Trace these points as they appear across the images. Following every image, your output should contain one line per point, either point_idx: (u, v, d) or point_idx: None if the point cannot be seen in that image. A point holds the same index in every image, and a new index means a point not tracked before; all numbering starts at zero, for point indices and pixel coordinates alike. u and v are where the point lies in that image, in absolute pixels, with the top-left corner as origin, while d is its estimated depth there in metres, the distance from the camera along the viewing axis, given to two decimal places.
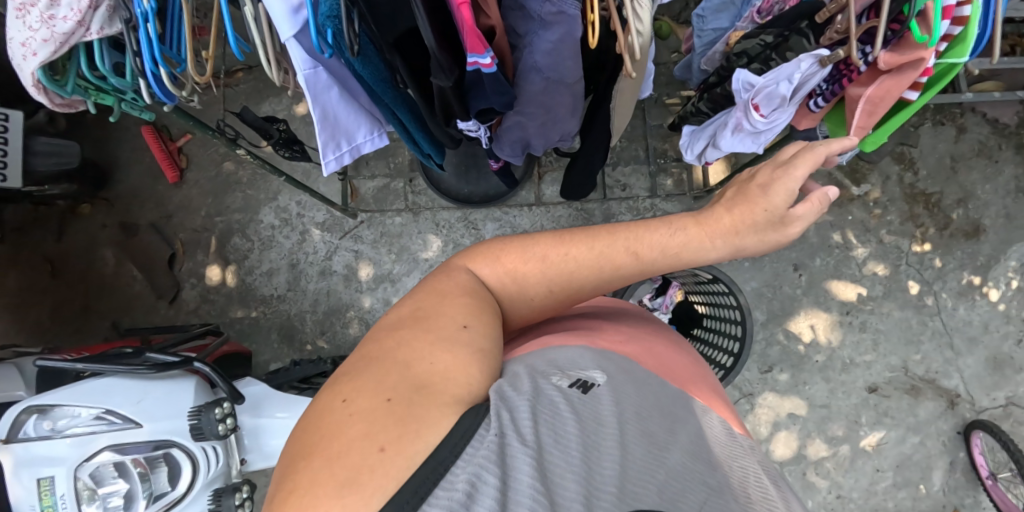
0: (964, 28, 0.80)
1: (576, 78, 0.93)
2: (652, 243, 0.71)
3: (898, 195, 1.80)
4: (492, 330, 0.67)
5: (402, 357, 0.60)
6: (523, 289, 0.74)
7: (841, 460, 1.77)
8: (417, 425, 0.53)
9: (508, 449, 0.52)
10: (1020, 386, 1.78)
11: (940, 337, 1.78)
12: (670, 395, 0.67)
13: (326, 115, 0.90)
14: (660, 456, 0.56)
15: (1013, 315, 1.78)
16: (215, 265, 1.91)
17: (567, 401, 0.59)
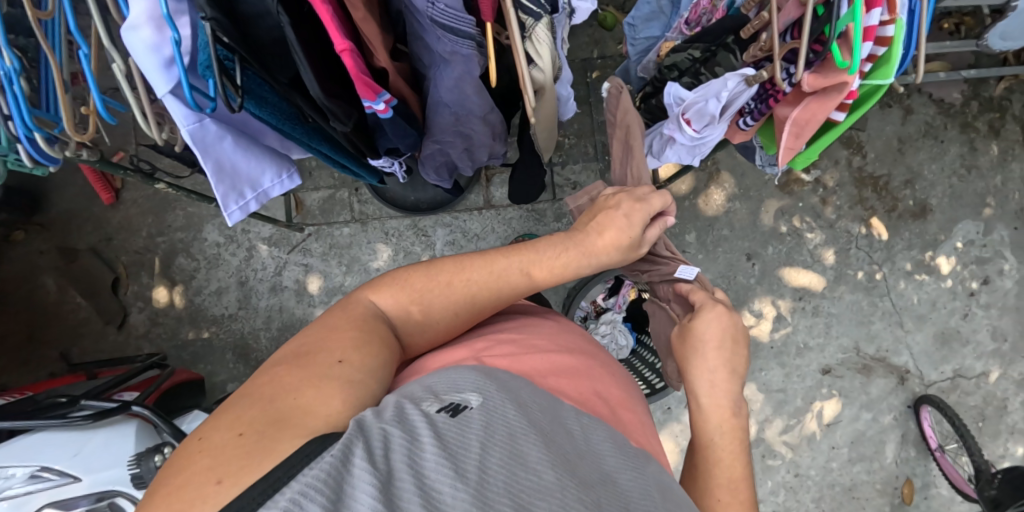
0: (887, 49, 0.76)
1: (487, 110, 0.85)
2: (541, 259, 0.86)
3: (847, 179, 1.81)
4: (373, 365, 0.69)
5: (271, 392, 0.61)
6: (425, 313, 0.81)
7: (798, 440, 1.82)
8: (259, 457, 0.52)
9: (347, 472, 0.49)
10: (965, 358, 1.84)
11: (890, 316, 1.82)
12: (545, 420, 0.66)
13: (221, 166, 0.83)
14: (516, 481, 0.54)
15: (960, 291, 1.82)
16: (161, 286, 1.86)
17: (429, 423, 0.57)
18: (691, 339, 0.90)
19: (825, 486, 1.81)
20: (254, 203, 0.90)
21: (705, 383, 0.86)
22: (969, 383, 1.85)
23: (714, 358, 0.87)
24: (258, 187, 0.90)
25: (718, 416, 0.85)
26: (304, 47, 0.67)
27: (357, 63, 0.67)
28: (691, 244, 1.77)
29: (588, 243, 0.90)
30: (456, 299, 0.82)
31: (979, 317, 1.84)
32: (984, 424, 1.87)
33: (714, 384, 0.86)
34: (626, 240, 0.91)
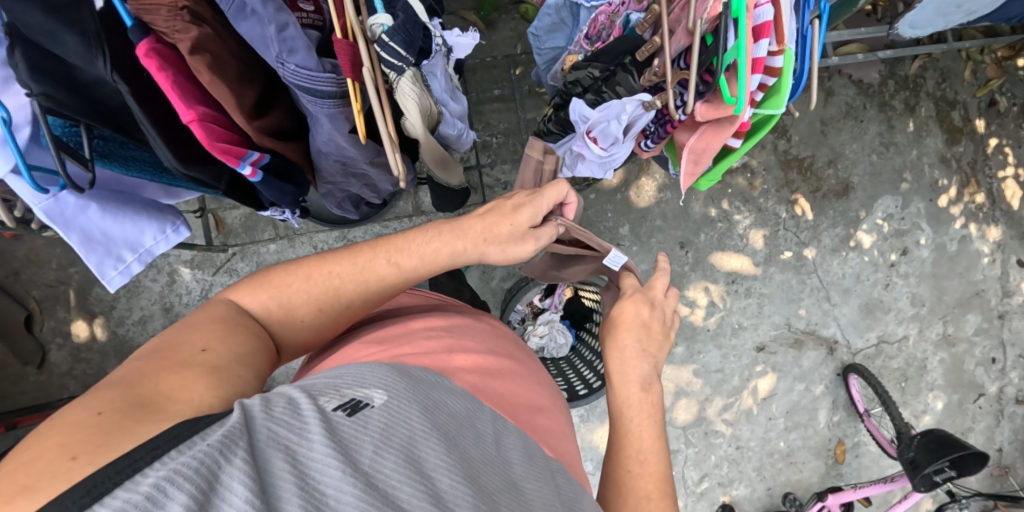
0: (777, 79, 0.72)
1: (375, 154, 0.78)
2: (408, 250, 0.79)
3: (774, 163, 1.84)
4: (239, 353, 0.66)
5: (128, 381, 0.57)
6: (294, 311, 0.76)
7: (738, 415, 1.89)
8: (118, 438, 0.48)
9: (221, 467, 0.43)
10: (888, 325, 1.95)
11: (818, 292, 1.89)
12: (451, 423, 0.59)
13: (90, 233, 0.75)
14: (409, 493, 0.48)
15: (881, 262, 1.92)
16: (80, 320, 1.76)
17: (323, 419, 0.51)
18: (609, 324, 0.84)
19: (764, 456, 1.90)
20: (140, 263, 0.82)
21: (621, 376, 0.81)
22: (892, 347, 1.97)
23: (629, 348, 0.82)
24: (141, 247, 0.81)
25: (634, 408, 0.79)
26: (149, 115, 0.61)
27: (211, 131, 0.61)
28: (625, 237, 1.78)
29: (459, 232, 0.82)
30: (321, 294, 0.76)
31: (899, 286, 1.95)
32: (907, 384, 1.99)
33: (630, 374, 0.81)
34: (503, 232, 0.83)
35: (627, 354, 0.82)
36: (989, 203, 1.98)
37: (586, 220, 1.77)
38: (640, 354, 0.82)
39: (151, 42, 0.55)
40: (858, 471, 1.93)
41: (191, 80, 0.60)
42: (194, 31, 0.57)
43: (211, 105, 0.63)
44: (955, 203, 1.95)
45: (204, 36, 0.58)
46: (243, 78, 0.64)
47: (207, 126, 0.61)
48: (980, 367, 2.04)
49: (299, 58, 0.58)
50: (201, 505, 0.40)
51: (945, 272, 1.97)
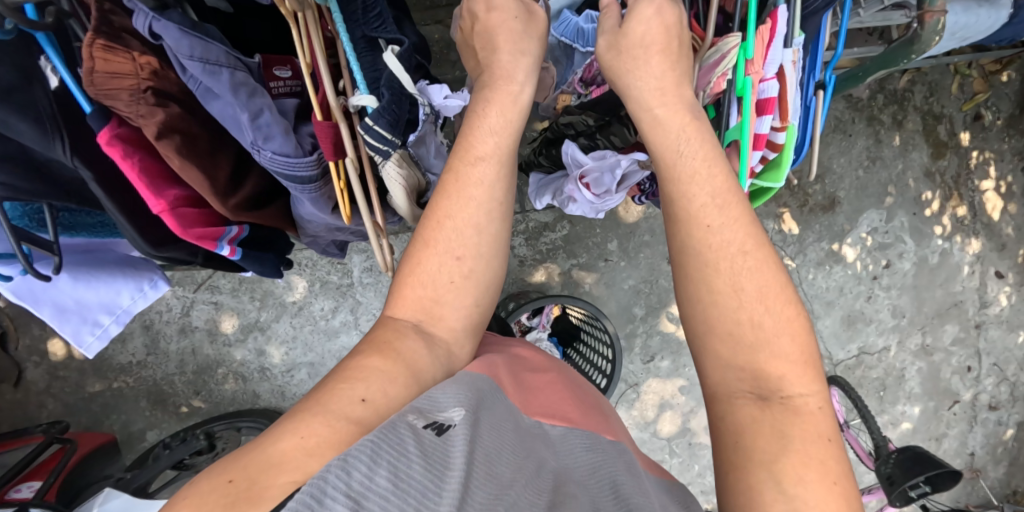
0: (777, 155, 0.71)
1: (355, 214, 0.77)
2: (472, 214, 0.78)
3: None
4: (395, 405, 0.68)
5: (269, 438, 0.60)
6: (437, 314, 0.78)
7: None
8: (256, 494, 0.53)
9: (338, 485, 0.49)
10: (869, 336, 1.98)
11: (802, 305, 1.91)
12: (521, 444, 0.64)
13: (62, 300, 0.76)
14: (491, 499, 0.54)
15: (864, 275, 1.94)
16: (57, 338, 1.71)
17: (416, 437, 0.56)
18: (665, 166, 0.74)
19: None
20: (119, 324, 0.81)
21: (696, 225, 0.71)
22: (872, 358, 2.00)
23: (699, 190, 0.71)
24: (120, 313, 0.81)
25: (722, 239, 0.70)
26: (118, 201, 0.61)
27: (183, 217, 0.61)
28: (613, 252, 1.76)
29: (505, 166, 0.81)
30: (438, 286, 0.79)
31: (881, 298, 1.97)
32: (885, 393, 2.04)
33: (704, 211, 0.71)
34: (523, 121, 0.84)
35: (684, 136, 0.74)
36: (970, 215, 2.02)
37: (574, 236, 1.74)
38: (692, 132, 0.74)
39: (113, 130, 0.54)
40: None
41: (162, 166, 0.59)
42: (159, 113, 0.54)
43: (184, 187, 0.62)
44: (938, 216, 1.98)
45: (171, 116, 0.56)
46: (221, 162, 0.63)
47: (177, 209, 0.60)
48: (955, 375, 2.09)
49: (276, 143, 0.59)
50: None
51: (925, 284, 2.00)
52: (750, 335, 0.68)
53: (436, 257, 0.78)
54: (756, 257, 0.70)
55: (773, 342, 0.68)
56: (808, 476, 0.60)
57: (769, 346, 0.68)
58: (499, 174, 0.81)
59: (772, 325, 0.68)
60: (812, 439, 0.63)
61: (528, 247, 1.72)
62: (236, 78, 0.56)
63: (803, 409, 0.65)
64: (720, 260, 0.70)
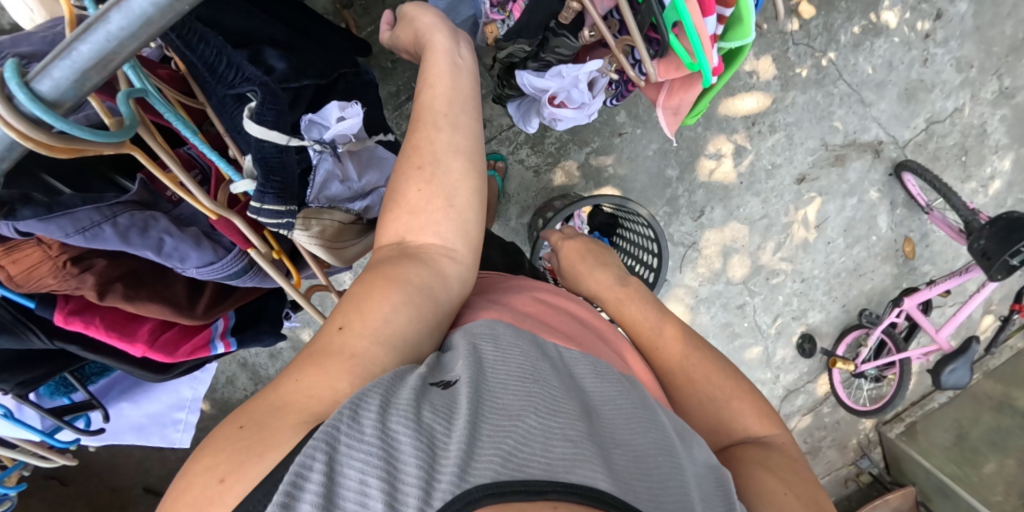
0: (733, 10, 0.78)
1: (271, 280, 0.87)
2: (431, 121, 0.78)
3: None
4: (379, 318, 0.64)
5: (270, 387, 0.59)
6: (421, 220, 0.75)
7: (795, 253, 1.85)
8: (261, 448, 0.52)
9: (339, 451, 0.49)
10: (935, 104, 1.77)
11: (848, 98, 1.70)
12: (540, 366, 0.62)
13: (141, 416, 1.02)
14: (505, 432, 0.52)
15: (914, 39, 1.68)
16: None
17: (422, 396, 0.55)
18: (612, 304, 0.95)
19: (832, 278, 1.91)
20: (192, 411, 1.06)
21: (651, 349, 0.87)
22: (944, 125, 1.81)
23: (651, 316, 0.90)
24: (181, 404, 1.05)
25: (672, 351, 0.85)
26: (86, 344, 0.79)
27: (166, 350, 0.82)
28: (626, 123, 1.56)
29: None
30: (421, 186, 0.75)
31: (939, 57, 1.72)
32: (967, 157, 1.86)
33: (665, 343, 0.86)
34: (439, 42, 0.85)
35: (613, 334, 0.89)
36: None
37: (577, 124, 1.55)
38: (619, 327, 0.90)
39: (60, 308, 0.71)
40: (931, 259, 1.95)
41: (132, 317, 0.78)
42: (83, 277, 0.68)
43: (154, 319, 0.82)
44: None
45: (94, 275, 0.69)
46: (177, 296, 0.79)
47: (154, 343, 0.80)
48: None
49: (191, 260, 0.74)
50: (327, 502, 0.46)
51: (988, 19, 1.72)
52: (700, 383, 0.82)
53: (405, 217, 0.75)
54: (689, 355, 0.84)
55: (690, 350, 0.85)
56: (781, 466, 0.72)
57: (726, 406, 0.80)
58: (444, 126, 0.78)
59: (700, 374, 0.83)
60: (790, 458, 0.75)
61: (540, 156, 1.58)
62: (122, 229, 0.67)
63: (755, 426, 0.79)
64: (676, 367, 0.84)
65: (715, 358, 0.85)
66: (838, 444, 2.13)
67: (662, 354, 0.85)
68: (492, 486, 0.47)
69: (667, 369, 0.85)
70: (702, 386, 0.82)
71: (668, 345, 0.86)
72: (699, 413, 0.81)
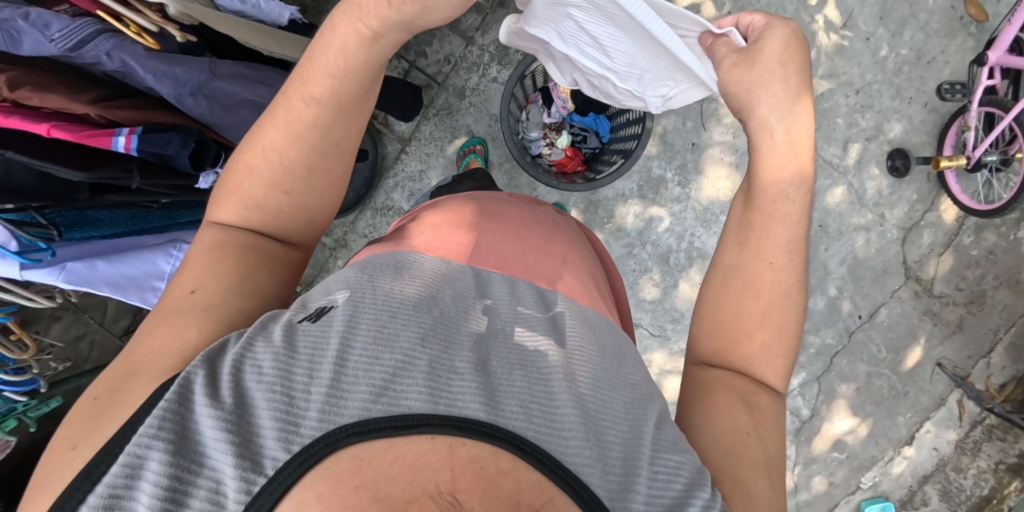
0: None
1: (203, 70, 0.85)
2: (301, 127, 0.69)
3: None
4: (227, 289, 0.66)
5: (129, 346, 0.61)
6: (261, 200, 0.70)
7: (832, 64, 1.66)
8: (113, 409, 0.54)
9: (195, 405, 0.51)
10: None
11: None
12: (430, 289, 0.64)
13: (118, 284, 0.96)
14: (379, 349, 0.54)
15: None
16: None
17: (285, 331, 0.57)
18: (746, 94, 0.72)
19: (894, 77, 1.65)
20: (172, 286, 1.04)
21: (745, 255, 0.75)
22: None
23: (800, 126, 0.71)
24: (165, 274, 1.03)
25: (768, 265, 0.74)
26: (28, 151, 0.74)
27: (70, 129, 0.76)
28: None
29: None
30: (274, 175, 0.69)
31: None
32: None
33: (748, 250, 0.75)
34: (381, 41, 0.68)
35: (735, 243, 0.76)
36: None
37: None
38: (769, 237, 0.74)
39: None
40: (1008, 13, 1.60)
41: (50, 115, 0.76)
42: (7, 70, 0.74)
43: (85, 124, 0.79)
44: None
45: (18, 74, 0.75)
46: (72, 89, 0.79)
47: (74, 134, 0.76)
48: None
49: (56, 26, 0.72)
50: (177, 452, 0.49)
51: None
52: (748, 288, 0.74)
53: (242, 183, 0.70)
54: (784, 286, 0.73)
55: (755, 288, 0.74)
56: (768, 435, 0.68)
57: (756, 337, 0.73)
58: (296, 135, 0.69)
59: (762, 354, 0.73)
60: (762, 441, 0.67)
61: (509, 68, 1.70)
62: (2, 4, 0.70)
63: (787, 271, 0.73)
64: (750, 302, 0.74)
65: (790, 344, 0.74)
66: (1006, 278, 1.74)
67: (743, 264, 0.75)
68: (360, 425, 0.49)
69: (774, 300, 0.73)
70: (732, 282, 0.75)
71: (731, 282, 0.75)
72: (721, 299, 0.75)
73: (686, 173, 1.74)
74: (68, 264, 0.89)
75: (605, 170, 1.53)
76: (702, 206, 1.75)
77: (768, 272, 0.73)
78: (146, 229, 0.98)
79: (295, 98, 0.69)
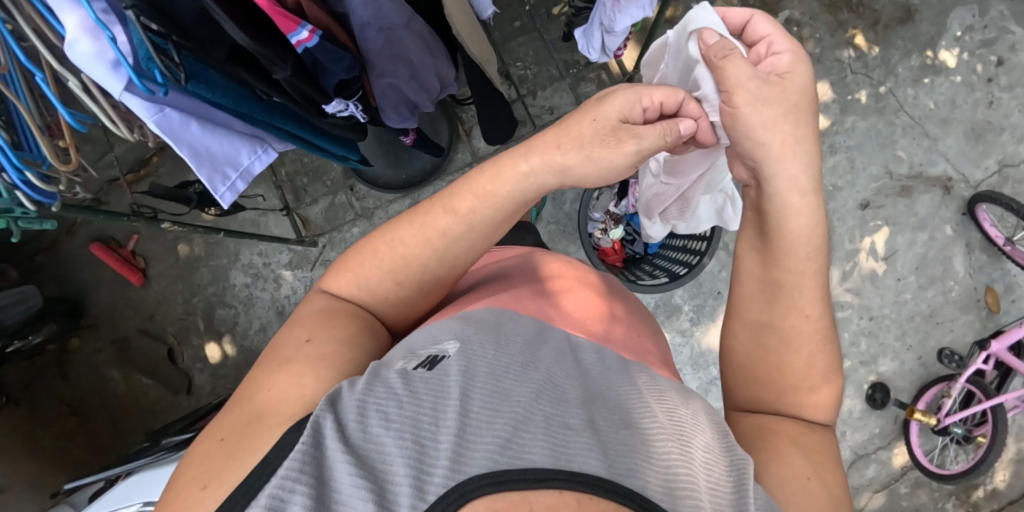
0: None
1: (409, 18, 0.85)
2: (460, 201, 0.69)
3: (820, 9, 1.75)
4: (345, 342, 0.62)
5: (244, 392, 0.56)
6: (388, 275, 0.71)
7: (863, 284, 1.76)
8: (242, 450, 0.48)
9: (325, 452, 0.43)
10: (1006, 146, 1.73)
11: (912, 131, 1.74)
12: (529, 344, 0.56)
13: (193, 150, 0.91)
14: (495, 402, 0.46)
15: (975, 80, 1.73)
16: (211, 341, 1.95)
17: (399, 378, 0.49)
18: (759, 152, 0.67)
19: (906, 322, 1.75)
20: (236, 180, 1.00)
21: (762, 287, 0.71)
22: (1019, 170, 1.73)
23: (798, 166, 0.66)
24: (237, 163, 0.99)
25: (787, 292, 0.70)
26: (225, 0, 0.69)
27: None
28: None
29: None
30: (408, 256, 0.70)
31: (1007, 100, 1.73)
32: None
33: (760, 283, 0.71)
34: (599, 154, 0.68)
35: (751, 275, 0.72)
36: None
37: None
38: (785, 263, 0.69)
39: None
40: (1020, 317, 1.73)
41: None
42: None
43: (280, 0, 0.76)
44: None
45: None
46: None
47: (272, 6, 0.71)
48: None
49: None
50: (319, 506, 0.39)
51: None
52: (767, 322, 0.71)
53: (373, 251, 0.71)
54: (812, 299, 0.70)
55: (774, 316, 0.70)
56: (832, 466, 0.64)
57: (797, 362, 0.69)
58: (428, 237, 0.70)
59: (803, 368, 0.70)
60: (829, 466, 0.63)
61: None
62: None
63: (815, 299, 0.70)
64: (776, 332, 0.70)
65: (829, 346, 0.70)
66: None
67: (758, 302, 0.71)
68: (495, 476, 0.41)
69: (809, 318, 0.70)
70: (749, 314, 0.72)
71: (750, 317, 0.71)
72: (750, 336, 0.72)
73: (700, 311, 1.80)
74: (167, 109, 0.84)
75: (642, 278, 1.58)
76: (700, 349, 1.79)
77: (787, 293, 0.70)
78: (248, 117, 0.94)
79: (439, 207, 0.70)
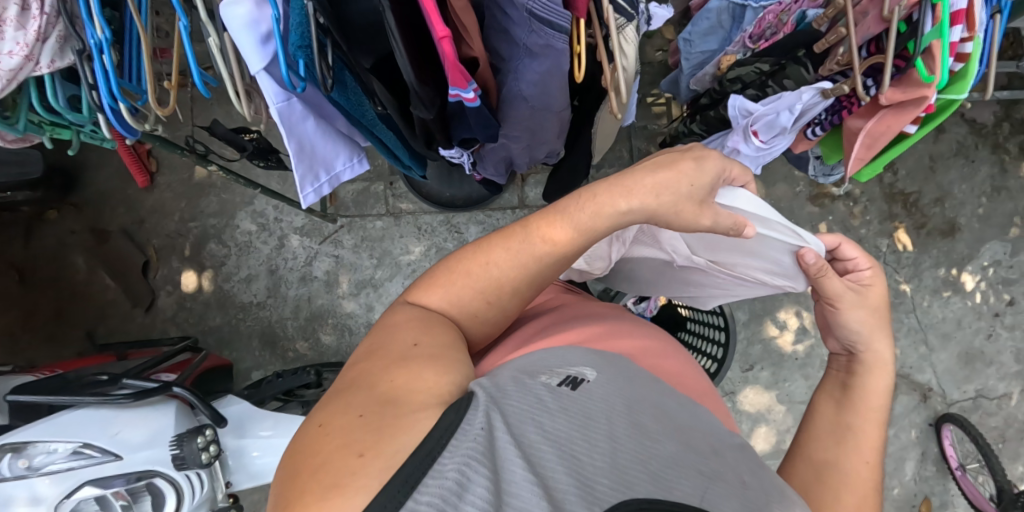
0: (964, 65, 0.84)
1: (563, 106, 0.89)
2: (562, 222, 0.68)
3: (877, 195, 1.83)
4: (448, 344, 0.63)
5: (364, 380, 0.57)
6: (481, 298, 0.70)
7: None
8: (391, 430, 0.50)
9: (498, 443, 0.48)
10: (988, 379, 1.83)
11: (915, 333, 1.82)
12: (654, 386, 0.61)
13: (301, 142, 0.88)
14: (644, 438, 0.52)
15: (984, 310, 1.83)
16: (189, 270, 1.86)
17: (552, 394, 0.53)
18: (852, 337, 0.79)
19: None
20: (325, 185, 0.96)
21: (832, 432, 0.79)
22: (992, 404, 1.82)
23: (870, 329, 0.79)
24: (331, 168, 0.95)
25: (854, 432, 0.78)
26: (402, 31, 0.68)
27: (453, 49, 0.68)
28: None
29: None
30: (504, 274, 0.69)
31: (1003, 338, 1.83)
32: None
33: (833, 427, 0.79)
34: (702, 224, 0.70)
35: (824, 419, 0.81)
36: None
37: None
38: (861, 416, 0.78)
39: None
40: None
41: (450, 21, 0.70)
42: None
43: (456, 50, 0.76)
44: None
45: None
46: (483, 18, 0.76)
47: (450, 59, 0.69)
48: None
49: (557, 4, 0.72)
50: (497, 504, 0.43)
51: None
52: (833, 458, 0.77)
53: (466, 268, 0.70)
54: (872, 445, 0.77)
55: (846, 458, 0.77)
56: None
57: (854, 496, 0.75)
58: (524, 260, 0.69)
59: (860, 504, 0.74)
60: None
61: None
62: None
63: (872, 456, 0.77)
64: (843, 473, 0.76)
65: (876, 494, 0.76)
66: None
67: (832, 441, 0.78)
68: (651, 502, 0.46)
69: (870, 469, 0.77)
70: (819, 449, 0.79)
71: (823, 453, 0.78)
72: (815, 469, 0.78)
73: None
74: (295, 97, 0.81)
75: None
76: None
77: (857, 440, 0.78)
78: (355, 121, 0.92)
79: (537, 234, 0.69)
